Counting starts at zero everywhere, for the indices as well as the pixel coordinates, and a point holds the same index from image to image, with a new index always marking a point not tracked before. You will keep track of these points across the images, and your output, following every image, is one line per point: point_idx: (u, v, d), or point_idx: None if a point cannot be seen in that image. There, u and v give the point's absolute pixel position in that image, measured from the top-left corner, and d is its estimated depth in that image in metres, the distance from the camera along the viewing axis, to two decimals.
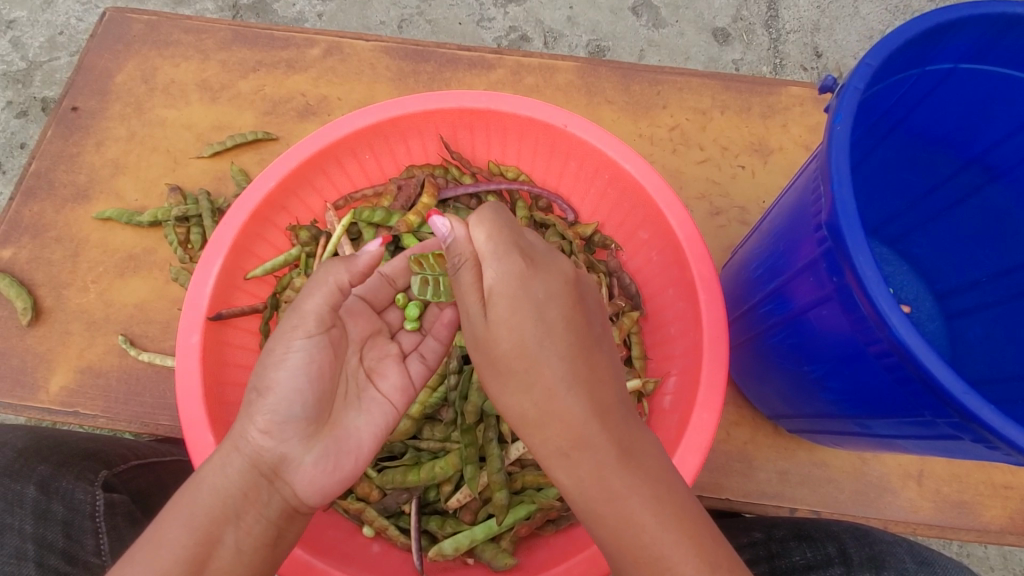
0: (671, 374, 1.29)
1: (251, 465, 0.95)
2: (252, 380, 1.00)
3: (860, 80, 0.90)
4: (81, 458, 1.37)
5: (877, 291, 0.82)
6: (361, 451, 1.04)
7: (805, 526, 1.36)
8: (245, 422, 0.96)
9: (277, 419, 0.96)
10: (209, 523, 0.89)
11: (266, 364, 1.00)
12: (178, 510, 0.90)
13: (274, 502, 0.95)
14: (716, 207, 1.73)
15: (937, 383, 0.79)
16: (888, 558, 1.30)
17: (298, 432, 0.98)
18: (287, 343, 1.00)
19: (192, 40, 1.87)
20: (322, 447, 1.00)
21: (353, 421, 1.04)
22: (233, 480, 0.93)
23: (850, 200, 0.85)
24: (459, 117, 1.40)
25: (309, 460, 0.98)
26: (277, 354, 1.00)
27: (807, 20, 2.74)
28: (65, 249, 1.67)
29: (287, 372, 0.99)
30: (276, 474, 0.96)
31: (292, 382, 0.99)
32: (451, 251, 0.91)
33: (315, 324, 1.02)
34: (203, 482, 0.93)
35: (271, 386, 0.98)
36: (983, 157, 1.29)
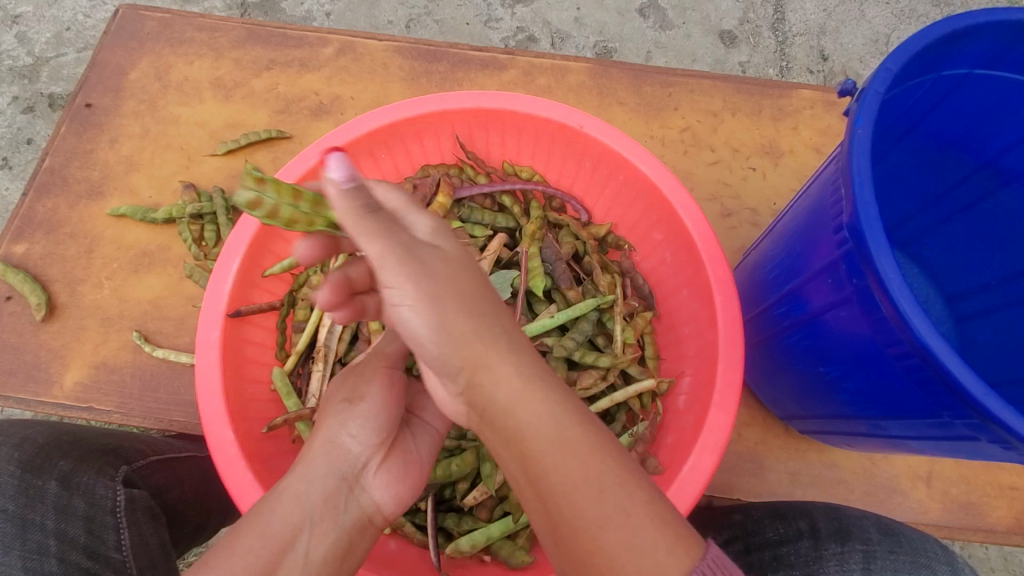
0: (684, 374, 1.30)
1: (336, 472, 0.94)
2: (342, 395, 1.03)
3: (881, 84, 0.91)
4: (101, 454, 1.38)
5: (899, 292, 0.83)
6: (425, 469, 1.07)
7: (780, 506, 1.32)
8: (330, 435, 0.98)
9: (366, 433, 0.99)
10: (286, 530, 0.86)
11: (354, 382, 1.04)
12: (259, 515, 0.88)
13: (352, 512, 0.94)
14: (727, 208, 1.73)
15: (958, 384, 0.80)
16: (856, 530, 1.24)
17: (377, 445, 1.00)
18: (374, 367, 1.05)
19: (205, 38, 1.88)
20: (395, 463, 1.01)
21: (416, 440, 1.07)
22: (316, 485, 0.92)
23: (873, 203, 0.86)
24: (475, 117, 1.40)
25: (384, 472, 0.99)
26: (362, 375, 1.05)
27: (813, 23, 2.75)
28: (80, 245, 1.68)
29: (376, 389, 1.03)
30: (357, 482, 0.95)
31: (381, 400, 1.02)
32: (354, 196, 0.76)
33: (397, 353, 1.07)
34: (289, 487, 0.91)
35: (363, 400, 1.01)
36: (996, 162, 1.30)
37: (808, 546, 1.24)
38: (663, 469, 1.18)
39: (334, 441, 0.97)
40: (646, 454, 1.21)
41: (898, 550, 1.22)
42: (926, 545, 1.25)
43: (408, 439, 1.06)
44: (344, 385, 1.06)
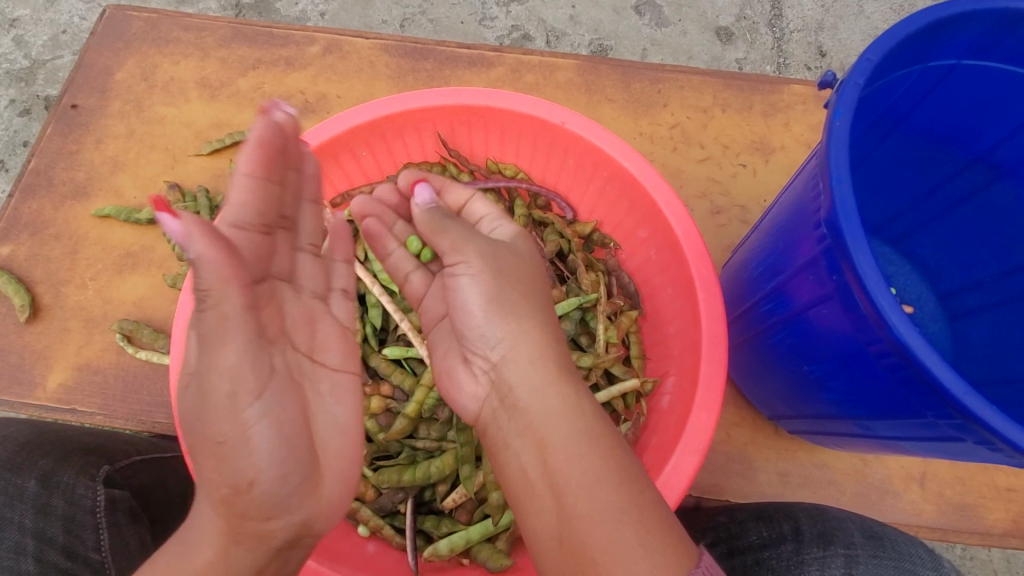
0: (670, 374, 1.28)
1: (257, 537, 0.87)
2: (213, 436, 0.85)
3: (861, 75, 0.89)
4: (83, 453, 1.36)
5: (877, 290, 0.80)
6: (345, 435, 0.99)
7: (766, 508, 1.29)
8: (216, 492, 0.86)
9: (281, 480, 0.87)
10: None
11: (231, 421, 0.84)
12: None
13: (271, 539, 0.90)
14: (717, 205, 1.71)
15: (938, 383, 0.77)
16: (838, 533, 1.22)
17: (300, 480, 0.90)
18: (230, 391, 0.84)
19: (191, 38, 1.87)
20: (327, 480, 0.95)
21: (325, 415, 0.98)
22: (221, 536, 0.87)
23: (850, 197, 0.83)
24: (456, 114, 1.39)
25: (318, 495, 0.93)
26: (229, 404, 0.84)
27: (811, 19, 2.72)
28: (64, 246, 1.67)
29: (262, 429, 0.86)
30: (286, 535, 0.91)
31: (271, 438, 0.86)
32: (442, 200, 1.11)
33: (253, 370, 0.86)
34: (197, 561, 0.87)
35: (246, 447, 0.85)
36: (986, 156, 1.28)
37: (790, 550, 1.21)
38: (645, 471, 1.16)
39: (226, 500, 0.85)
40: None
41: (882, 555, 1.21)
42: (912, 550, 1.24)
43: (320, 424, 0.96)
44: (220, 424, 0.84)
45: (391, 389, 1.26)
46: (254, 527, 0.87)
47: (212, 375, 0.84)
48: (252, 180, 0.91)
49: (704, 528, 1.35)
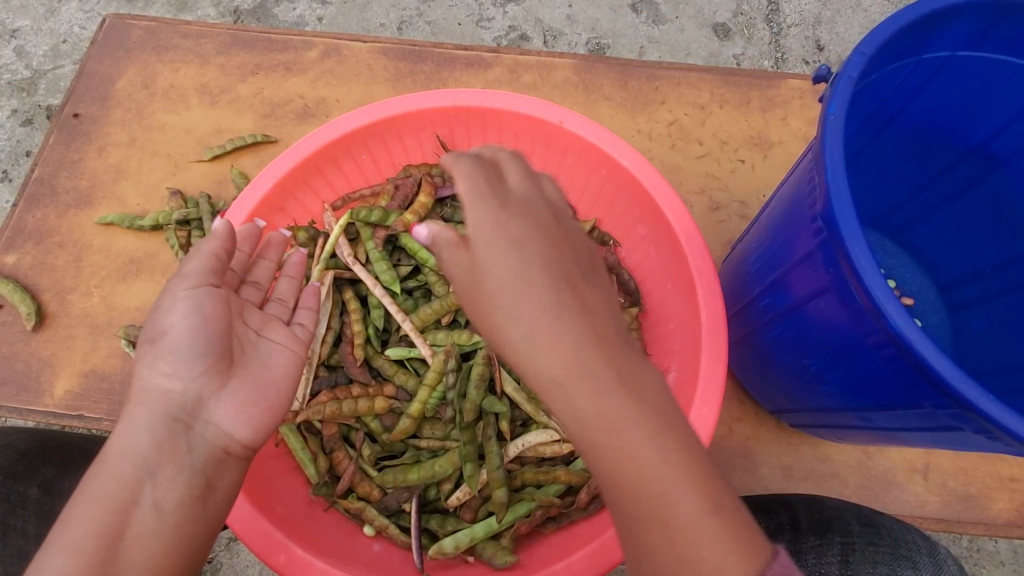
0: (670, 370, 1.28)
1: (165, 416, 0.95)
2: (147, 338, 1.01)
3: (855, 70, 0.89)
4: (87, 460, 1.41)
5: (874, 282, 0.81)
6: (278, 382, 1.06)
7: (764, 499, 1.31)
8: (144, 386, 0.98)
9: (178, 365, 0.98)
10: (120, 487, 0.89)
11: (155, 319, 1.02)
12: (92, 484, 0.90)
13: (197, 449, 0.95)
14: (716, 201, 1.71)
15: (936, 373, 0.78)
16: (834, 522, 1.23)
17: (203, 374, 0.98)
18: (173, 293, 1.03)
19: (191, 45, 1.88)
20: (237, 382, 1.01)
21: (258, 356, 1.07)
22: (149, 436, 0.93)
23: (845, 190, 0.84)
24: (455, 115, 1.39)
25: (225, 397, 0.99)
26: (162, 306, 1.02)
27: (808, 13, 2.72)
28: (69, 254, 1.68)
29: (178, 320, 1.00)
30: (190, 419, 0.96)
31: (187, 328, 1.00)
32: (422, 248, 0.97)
33: (196, 275, 1.05)
34: (114, 449, 0.93)
35: (164, 334, 0.99)
36: (983, 147, 1.28)
37: (787, 539, 1.22)
38: None
39: (156, 389, 0.97)
40: None
41: (878, 543, 1.19)
42: (908, 537, 1.22)
43: (246, 360, 1.05)
44: (149, 325, 1.03)
45: (394, 389, 1.27)
46: (179, 424, 0.95)
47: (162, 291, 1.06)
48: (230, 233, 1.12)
49: None
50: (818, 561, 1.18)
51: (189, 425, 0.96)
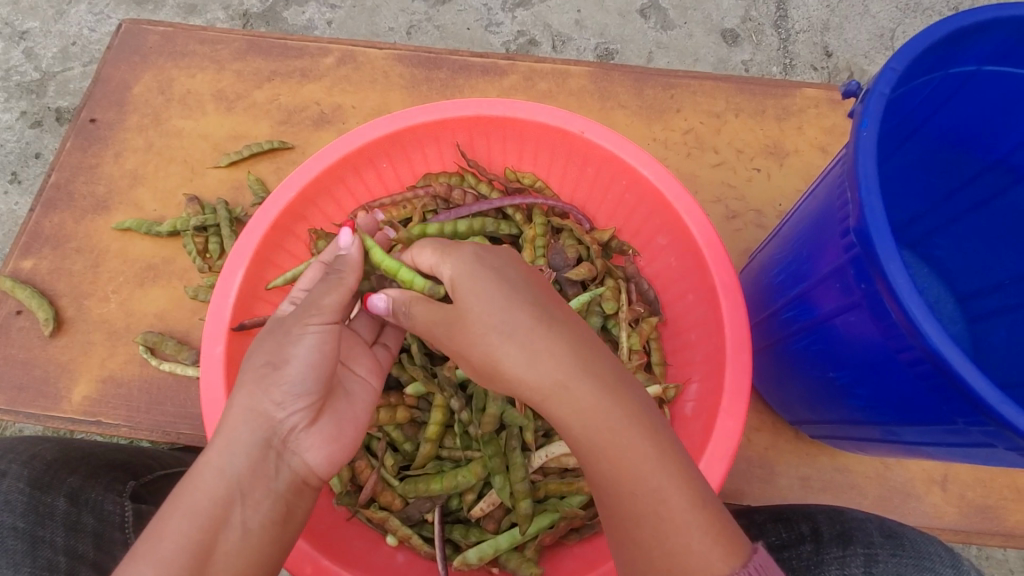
0: (693, 381, 1.29)
1: (262, 442, 0.93)
2: (261, 359, 0.96)
3: (886, 85, 0.89)
4: (109, 469, 1.42)
5: (910, 299, 0.81)
6: (360, 419, 1.06)
7: (784, 509, 1.28)
8: (245, 404, 0.94)
9: (288, 397, 0.94)
10: (213, 506, 0.87)
11: (275, 342, 0.96)
12: (182, 496, 0.88)
13: (283, 475, 0.94)
14: (732, 210, 1.72)
15: (973, 392, 0.78)
16: (857, 533, 1.19)
17: (305, 409, 0.96)
18: (304, 322, 0.97)
19: (207, 51, 1.89)
20: (328, 419, 1.00)
21: (348, 392, 1.06)
22: (241, 458, 0.91)
23: (880, 207, 0.84)
24: (477, 125, 1.39)
25: (315, 430, 0.97)
26: (290, 332, 0.96)
27: (817, 20, 2.73)
28: (86, 260, 1.69)
29: (302, 352, 0.96)
30: (285, 448, 0.95)
31: (306, 361, 0.96)
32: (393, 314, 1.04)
33: (330, 309, 0.99)
34: (206, 464, 0.90)
35: (286, 363, 0.94)
36: (1006, 158, 1.28)
37: (810, 550, 1.20)
38: None
39: (260, 413, 0.93)
40: None
41: (902, 554, 1.16)
42: (932, 547, 1.18)
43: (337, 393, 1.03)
44: (261, 344, 0.98)
45: (415, 399, 1.28)
46: (272, 451, 0.94)
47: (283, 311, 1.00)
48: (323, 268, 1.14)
49: None
50: (841, 572, 1.17)
51: (281, 453, 0.94)
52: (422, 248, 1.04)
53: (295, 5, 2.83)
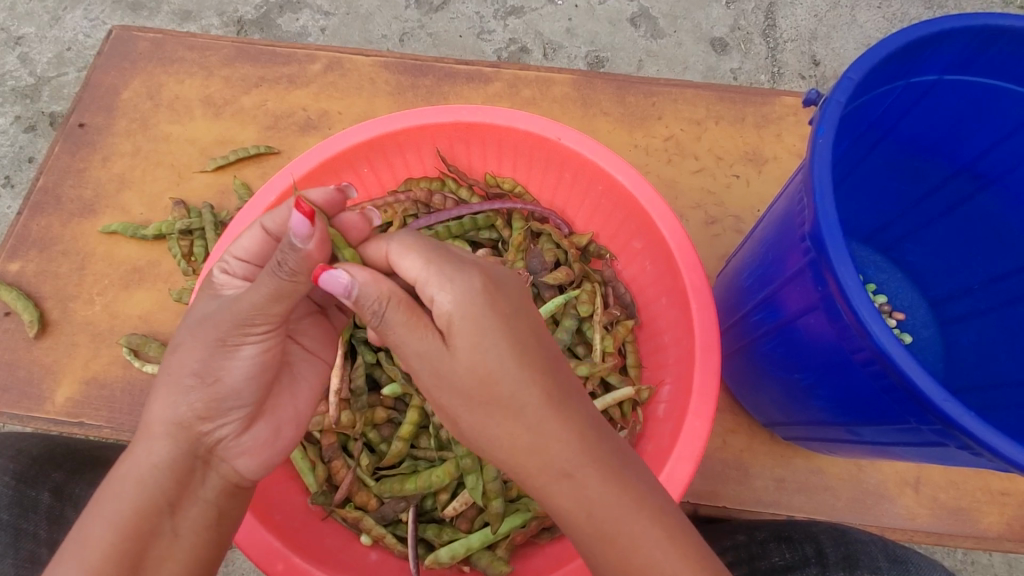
0: (664, 382, 1.31)
1: (189, 451, 0.94)
2: (188, 367, 0.94)
3: (843, 94, 0.93)
4: (94, 464, 1.44)
5: (859, 301, 0.84)
6: (300, 420, 1.10)
7: (785, 528, 1.32)
8: (171, 409, 0.94)
9: (219, 409, 0.96)
10: (141, 518, 0.88)
11: (206, 353, 0.94)
12: (109, 502, 0.89)
13: (213, 483, 0.98)
14: (711, 216, 1.74)
15: (920, 391, 0.81)
16: (864, 557, 1.24)
17: (238, 419, 0.99)
18: (240, 337, 0.94)
19: (196, 57, 1.91)
20: (261, 425, 1.03)
21: (286, 392, 1.09)
22: (165, 466, 0.92)
23: (833, 212, 0.87)
24: (455, 131, 1.42)
25: (245, 437, 1.00)
26: (225, 345, 0.94)
27: (804, 29, 2.77)
28: (72, 262, 1.70)
29: (237, 366, 0.96)
30: (213, 456, 0.97)
31: (242, 374, 0.97)
32: (364, 300, 0.87)
33: (271, 320, 0.94)
34: (132, 471, 0.90)
35: (220, 378, 0.95)
36: (971, 166, 1.31)
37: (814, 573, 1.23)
38: None
39: (187, 421, 0.94)
40: None
41: None
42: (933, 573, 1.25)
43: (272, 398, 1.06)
44: (189, 347, 0.95)
45: (392, 399, 1.31)
46: (199, 460, 0.96)
47: (217, 312, 0.95)
48: (264, 235, 1.06)
49: (725, 548, 1.36)
50: None
51: (208, 461, 0.97)
52: (407, 250, 0.90)
53: (290, 12, 2.86)
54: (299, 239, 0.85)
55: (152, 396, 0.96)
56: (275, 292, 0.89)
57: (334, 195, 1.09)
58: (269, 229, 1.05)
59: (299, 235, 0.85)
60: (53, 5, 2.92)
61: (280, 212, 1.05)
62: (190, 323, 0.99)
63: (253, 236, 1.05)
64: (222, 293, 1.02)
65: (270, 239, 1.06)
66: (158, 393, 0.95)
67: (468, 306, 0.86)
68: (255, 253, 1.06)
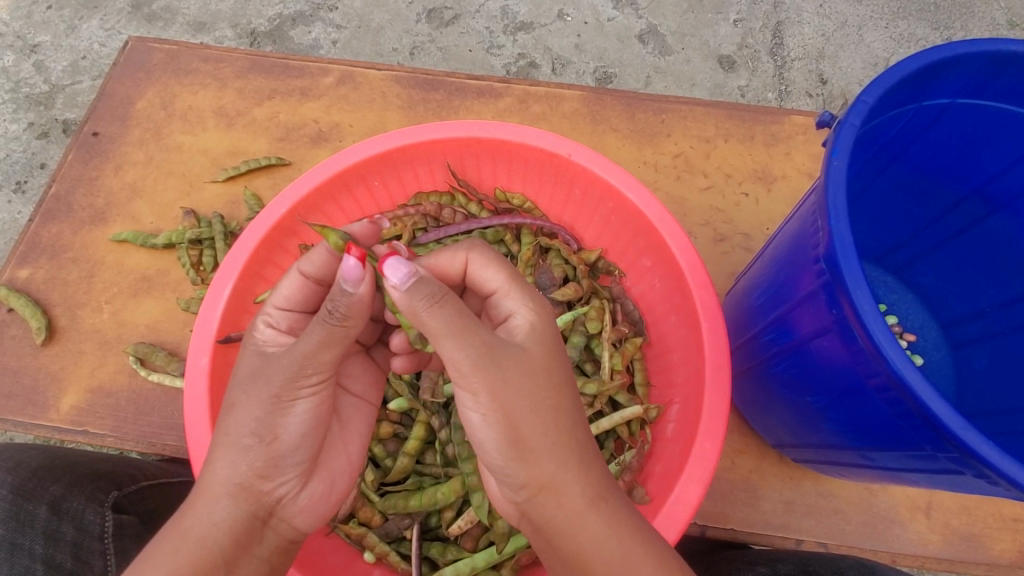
0: (674, 402, 1.30)
1: (248, 512, 0.93)
2: (248, 426, 0.93)
3: (856, 117, 0.93)
4: (92, 478, 1.40)
5: (874, 325, 0.84)
6: (351, 468, 1.11)
7: (812, 562, 1.29)
8: (232, 467, 0.92)
9: (278, 467, 0.95)
10: (198, 575, 0.87)
11: (264, 411, 0.93)
12: (166, 560, 0.87)
13: (267, 541, 0.96)
14: (720, 233, 1.74)
15: (936, 419, 0.80)
16: None
17: (295, 475, 0.99)
18: (295, 392, 0.95)
19: (210, 68, 1.93)
20: (316, 480, 1.03)
21: (337, 446, 1.09)
22: (224, 526, 0.91)
23: (848, 236, 0.87)
24: (466, 146, 1.42)
25: (303, 493, 1.01)
26: (279, 402, 0.94)
27: (812, 48, 2.78)
28: (81, 270, 1.71)
29: (292, 421, 0.96)
30: (272, 516, 0.96)
31: (297, 430, 0.97)
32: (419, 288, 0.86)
33: (326, 373, 0.96)
34: (192, 530, 0.89)
35: (276, 435, 0.95)
36: (983, 189, 1.31)
37: None
38: (650, 499, 1.19)
39: (248, 480, 0.93)
40: (634, 484, 1.22)
41: None
42: None
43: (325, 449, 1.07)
44: (245, 406, 0.94)
45: (399, 414, 1.30)
46: (256, 521, 0.94)
47: (270, 367, 0.95)
48: (303, 279, 1.07)
49: None
50: None
51: (266, 522, 0.95)
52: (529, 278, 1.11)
53: (302, 25, 2.90)
54: (350, 284, 0.91)
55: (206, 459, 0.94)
56: (325, 339, 0.92)
57: (369, 227, 1.15)
58: (307, 272, 1.07)
59: (348, 277, 0.90)
60: (70, 15, 2.97)
61: (317, 254, 1.06)
62: (239, 379, 0.98)
63: (293, 282, 1.07)
64: (269, 348, 1.02)
65: (310, 282, 1.08)
66: (216, 452, 0.93)
67: (541, 316, 0.96)
68: (297, 300, 1.08)
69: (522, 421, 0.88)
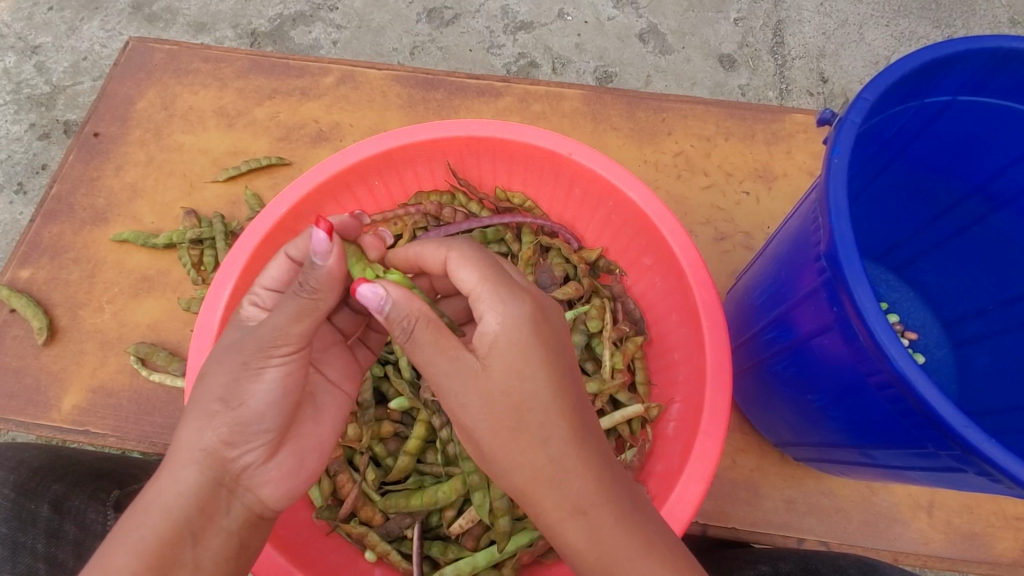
0: (674, 401, 1.30)
1: (214, 479, 0.94)
2: (215, 392, 0.94)
3: (857, 114, 0.93)
4: (94, 478, 1.42)
5: (875, 323, 0.83)
6: (325, 447, 1.09)
7: (812, 561, 1.29)
8: (198, 434, 0.93)
9: (243, 435, 0.95)
10: (164, 546, 0.87)
11: (232, 377, 0.94)
12: (133, 527, 0.87)
13: (235, 512, 0.96)
14: (721, 232, 1.74)
15: (937, 416, 0.80)
16: None
17: (262, 446, 0.98)
18: (264, 360, 0.94)
19: (210, 68, 1.94)
20: (285, 454, 1.02)
21: (310, 421, 1.08)
22: (189, 495, 0.91)
23: (849, 233, 0.87)
24: (466, 145, 1.42)
25: (271, 465, 1.00)
26: (248, 367, 0.94)
27: (812, 46, 2.78)
28: (83, 270, 1.71)
29: (260, 389, 0.95)
30: (239, 484, 0.96)
31: (264, 398, 0.95)
32: (395, 316, 0.88)
33: (299, 342, 0.95)
34: (156, 500, 0.90)
35: (242, 402, 0.94)
36: (985, 187, 1.31)
37: None
38: (651, 498, 1.18)
39: (212, 447, 0.93)
40: None
41: None
42: None
43: (300, 427, 1.06)
44: (215, 373, 0.95)
45: (400, 413, 1.31)
46: (221, 489, 0.94)
47: (244, 337, 0.96)
48: (292, 262, 1.07)
49: None
50: None
51: (232, 491, 0.95)
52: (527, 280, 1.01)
53: (302, 25, 2.90)
54: (319, 257, 0.90)
55: (179, 427, 0.95)
56: (297, 312, 0.93)
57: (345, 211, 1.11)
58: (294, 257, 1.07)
59: (319, 252, 0.90)
60: (71, 16, 2.97)
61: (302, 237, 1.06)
62: (218, 349, 0.99)
63: (282, 266, 1.07)
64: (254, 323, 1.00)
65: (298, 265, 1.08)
66: (187, 421, 0.95)
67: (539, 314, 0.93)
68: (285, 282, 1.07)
69: (522, 421, 0.88)
